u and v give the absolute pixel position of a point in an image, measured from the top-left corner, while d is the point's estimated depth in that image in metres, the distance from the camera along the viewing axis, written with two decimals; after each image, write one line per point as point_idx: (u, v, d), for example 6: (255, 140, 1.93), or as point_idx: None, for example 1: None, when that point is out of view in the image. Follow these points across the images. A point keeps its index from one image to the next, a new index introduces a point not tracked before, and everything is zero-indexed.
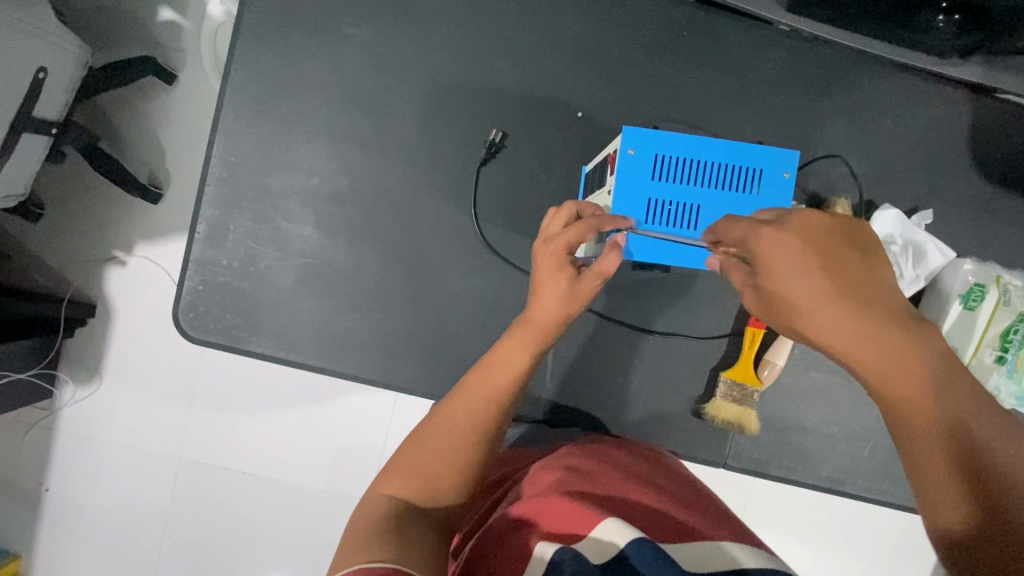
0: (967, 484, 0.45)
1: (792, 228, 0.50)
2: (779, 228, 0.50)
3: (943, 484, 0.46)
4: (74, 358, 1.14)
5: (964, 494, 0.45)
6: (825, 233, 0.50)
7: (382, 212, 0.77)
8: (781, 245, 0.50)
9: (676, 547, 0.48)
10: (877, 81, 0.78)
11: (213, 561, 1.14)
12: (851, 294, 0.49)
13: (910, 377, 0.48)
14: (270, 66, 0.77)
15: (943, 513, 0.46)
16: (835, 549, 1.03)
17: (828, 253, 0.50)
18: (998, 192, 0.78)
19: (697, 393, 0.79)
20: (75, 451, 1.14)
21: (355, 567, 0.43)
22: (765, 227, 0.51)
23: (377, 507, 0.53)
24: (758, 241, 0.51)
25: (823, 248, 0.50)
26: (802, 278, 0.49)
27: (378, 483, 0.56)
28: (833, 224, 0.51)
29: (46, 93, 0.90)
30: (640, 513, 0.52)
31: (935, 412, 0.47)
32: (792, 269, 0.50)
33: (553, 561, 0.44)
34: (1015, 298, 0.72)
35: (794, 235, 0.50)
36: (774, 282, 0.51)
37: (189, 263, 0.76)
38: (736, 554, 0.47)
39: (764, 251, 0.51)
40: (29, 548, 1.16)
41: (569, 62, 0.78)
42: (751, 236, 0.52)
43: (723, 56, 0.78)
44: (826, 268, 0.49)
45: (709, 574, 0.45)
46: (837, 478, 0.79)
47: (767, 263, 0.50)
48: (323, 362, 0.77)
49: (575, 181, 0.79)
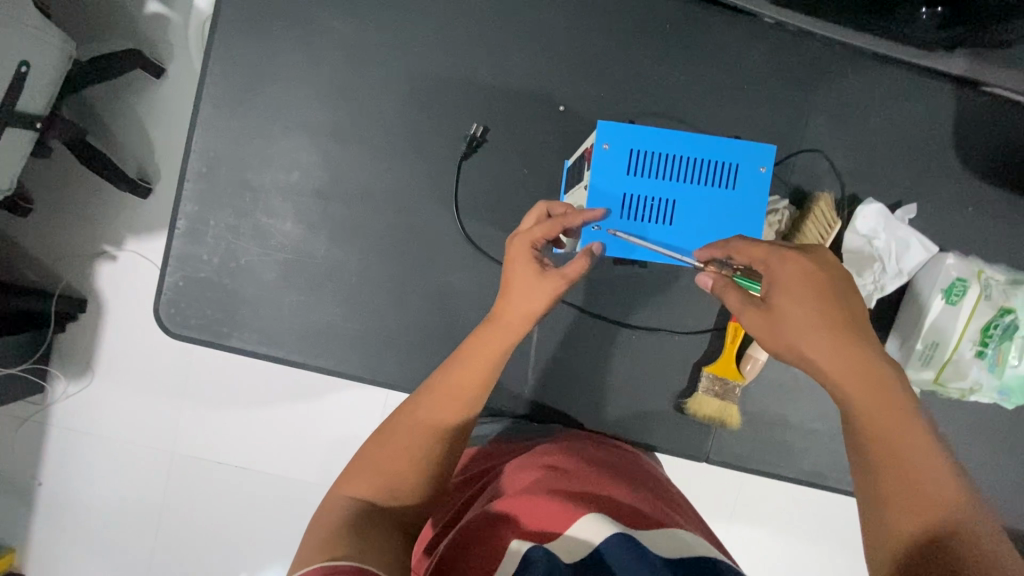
0: (926, 509, 0.46)
1: (812, 258, 0.55)
2: (800, 255, 0.55)
3: (905, 507, 0.47)
4: (64, 354, 1.14)
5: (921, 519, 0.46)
6: (831, 269, 0.55)
7: (364, 207, 0.77)
8: (800, 270, 0.54)
9: (645, 536, 0.48)
10: (862, 74, 0.77)
11: (204, 555, 1.15)
12: (849, 320, 0.53)
13: (882, 400, 0.50)
14: (252, 61, 0.77)
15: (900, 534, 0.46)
16: (822, 542, 1.03)
17: (837, 284, 0.54)
18: (983, 185, 0.78)
19: (680, 387, 0.79)
20: (65, 446, 1.15)
21: (318, 565, 0.43)
22: (789, 251, 0.55)
23: (338, 507, 0.52)
24: (779, 262, 0.54)
25: (830, 280, 0.54)
26: (815, 299, 0.53)
27: (341, 484, 0.55)
28: (836, 264, 0.56)
29: (29, 86, 0.89)
30: (619, 509, 0.52)
31: (901, 439, 0.49)
32: (807, 290, 0.53)
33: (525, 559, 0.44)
34: (996, 292, 0.73)
35: (811, 263, 0.54)
36: (786, 301, 0.53)
37: (170, 259, 0.76)
38: (696, 545, 0.47)
39: (782, 273, 0.54)
40: (22, 542, 1.16)
41: (552, 55, 0.77)
42: (772, 256, 0.55)
43: (706, 49, 0.77)
44: (835, 295, 0.53)
45: (673, 560, 0.45)
46: (819, 472, 0.79)
47: (785, 283, 0.54)
48: (306, 357, 0.77)
49: (556, 175, 0.79)
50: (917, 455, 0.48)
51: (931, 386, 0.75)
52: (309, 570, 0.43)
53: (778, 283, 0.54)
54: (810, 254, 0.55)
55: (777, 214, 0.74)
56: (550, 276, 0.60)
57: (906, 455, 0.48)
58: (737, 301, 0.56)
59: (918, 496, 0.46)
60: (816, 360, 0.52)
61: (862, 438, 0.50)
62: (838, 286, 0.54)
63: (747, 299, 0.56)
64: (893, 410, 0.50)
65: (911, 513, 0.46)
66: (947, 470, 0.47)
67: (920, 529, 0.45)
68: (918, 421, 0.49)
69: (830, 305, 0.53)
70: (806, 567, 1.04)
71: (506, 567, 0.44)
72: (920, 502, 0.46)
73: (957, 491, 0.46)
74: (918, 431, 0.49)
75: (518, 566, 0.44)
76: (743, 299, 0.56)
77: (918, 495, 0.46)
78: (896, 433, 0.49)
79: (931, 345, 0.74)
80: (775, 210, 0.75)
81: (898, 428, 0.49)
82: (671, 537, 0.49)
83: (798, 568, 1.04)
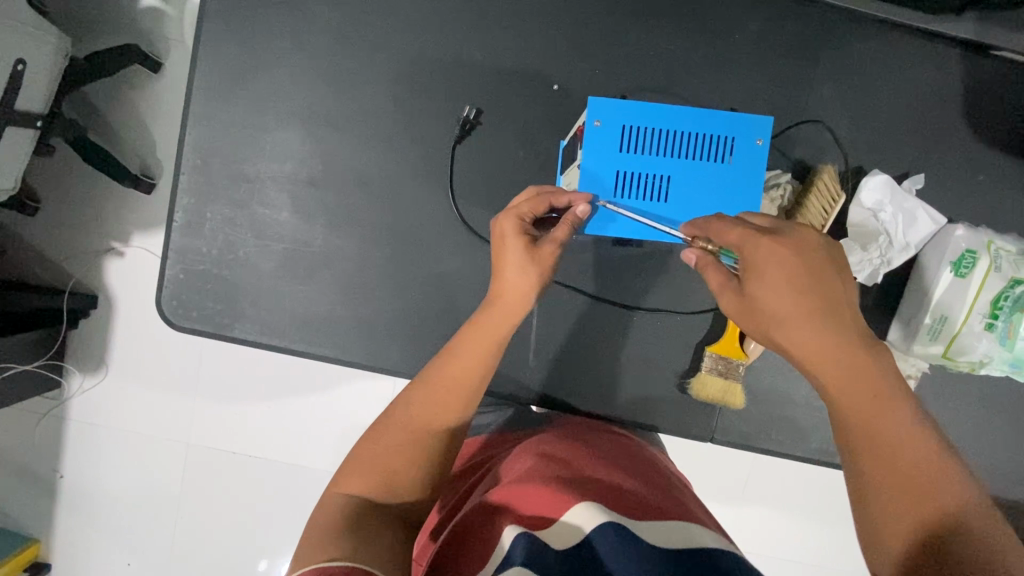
0: (909, 496, 0.46)
1: (787, 242, 0.52)
2: (776, 239, 0.52)
3: (889, 495, 0.47)
4: (78, 349, 1.16)
5: (906, 507, 0.46)
6: (812, 253, 0.52)
7: (360, 195, 0.77)
8: (776, 254, 0.51)
9: (646, 526, 0.47)
10: (867, 41, 0.75)
11: (222, 544, 1.17)
12: (826, 308, 0.50)
13: (862, 389, 0.49)
14: (242, 50, 0.76)
15: (884, 520, 0.47)
16: (830, 523, 1.03)
17: (815, 267, 0.51)
18: (994, 152, 0.75)
19: (682, 368, 0.78)
20: (84, 440, 1.17)
21: (310, 569, 0.44)
22: (763, 236, 0.52)
23: (333, 506, 0.52)
24: (753, 247, 0.52)
25: (809, 264, 0.51)
26: (788, 286, 0.51)
27: (335, 481, 0.55)
28: (819, 245, 0.53)
29: (26, 85, 0.89)
30: (611, 492, 0.52)
31: (882, 425, 0.48)
32: (781, 278, 0.51)
33: (507, 555, 0.44)
34: (1007, 263, 0.71)
35: (788, 247, 0.51)
36: (761, 288, 0.51)
37: (169, 252, 0.76)
38: (705, 538, 0.46)
39: (756, 260, 0.52)
40: (46, 533, 1.19)
41: (544, 32, 0.76)
42: (747, 241, 0.52)
43: (704, 20, 0.75)
44: (811, 280, 0.51)
45: (676, 552, 0.44)
46: (826, 450, 0.78)
47: (758, 269, 0.52)
48: (308, 347, 0.77)
49: (553, 156, 0.77)
50: (903, 444, 0.47)
51: (940, 360, 0.74)
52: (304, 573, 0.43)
53: (752, 270, 0.52)
54: (788, 236, 0.53)
55: (779, 189, 0.73)
56: (543, 248, 0.59)
57: (894, 445, 0.47)
58: (719, 282, 0.55)
59: (902, 485, 0.46)
60: (793, 350, 0.51)
61: (841, 424, 0.50)
62: (817, 270, 0.51)
63: (728, 282, 0.55)
64: (874, 399, 0.49)
65: (900, 503, 0.46)
66: (927, 453, 0.47)
67: (906, 525, 0.46)
68: (899, 409, 0.48)
69: (806, 292, 0.50)
70: (813, 548, 1.04)
71: (496, 558, 0.45)
72: (906, 489, 0.46)
73: (939, 476, 0.46)
74: (899, 420, 0.48)
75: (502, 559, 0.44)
76: (723, 281, 0.55)
77: (907, 486, 0.46)
78: (880, 425, 0.48)
79: (940, 319, 0.72)
80: (777, 184, 0.74)
81: (884, 420, 0.48)
82: (665, 522, 0.48)
83: (805, 549, 1.04)
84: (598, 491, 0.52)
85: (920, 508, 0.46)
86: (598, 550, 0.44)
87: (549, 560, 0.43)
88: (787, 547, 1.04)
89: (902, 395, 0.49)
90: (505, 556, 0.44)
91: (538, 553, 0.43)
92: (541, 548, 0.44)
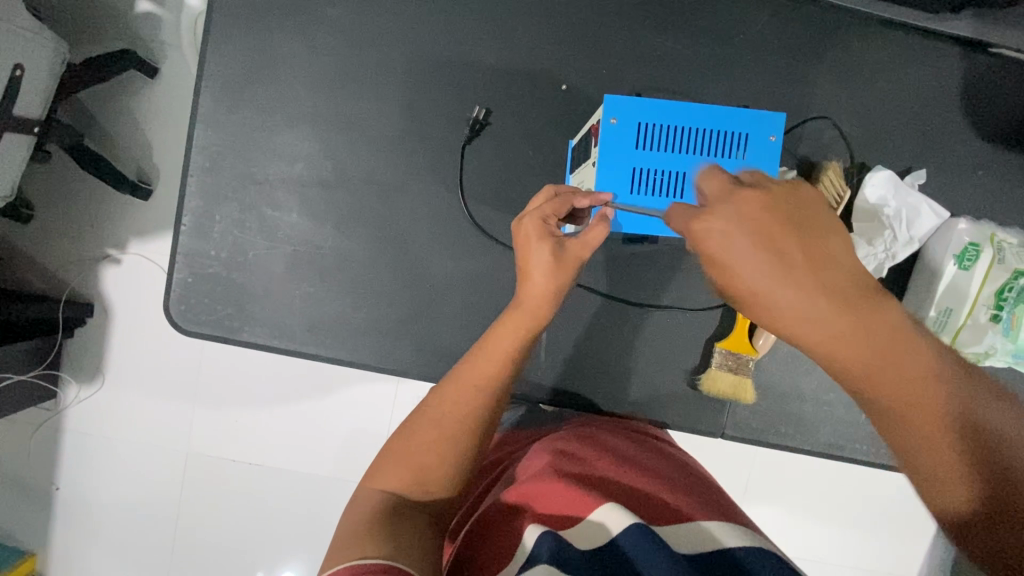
0: (956, 451, 0.41)
1: (734, 220, 0.42)
2: (721, 219, 0.42)
3: (931, 457, 0.42)
4: (74, 358, 1.14)
5: (954, 465, 0.41)
6: (768, 225, 0.41)
7: (370, 195, 0.77)
8: (723, 240, 0.42)
9: (665, 531, 0.48)
10: (868, 39, 0.76)
11: (226, 552, 1.15)
12: (805, 289, 0.40)
13: (872, 357, 0.41)
14: (249, 52, 0.76)
15: (932, 482, 0.43)
16: (835, 517, 1.04)
17: (770, 236, 0.41)
18: (992, 148, 0.77)
19: (693, 365, 0.78)
20: (82, 450, 1.15)
21: (342, 566, 0.44)
22: (702, 223, 0.42)
23: (368, 503, 0.53)
24: (699, 237, 0.43)
25: (769, 242, 0.41)
26: (751, 281, 0.41)
27: (369, 477, 0.56)
28: (774, 208, 0.42)
29: (24, 91, 0.88)
30: (629, 496, 0.52)
31: (904, 389, 0.42)
32: (741, 268, 0.41)
33: (533, 554, 0.44)
34: (1010, 256, 0.72)
35: (736, 225, 0.41)
36: (724, 281, 0.43)
37: (177, 256, 0.75)
38: (725, 535, 0.47)
39: (708, 250, 0.43)
40: (44, 546, 1.17)
41: (550, 32, 0.76)
42: (691, 230, 0.43)
43: (709, 20, 0.76)
44: (778, 260, 0.41)
45: (697, 556, 0.45)
46: (835, 444, 0.79)
47: (713, 262, 0.43)
48: (318, 350, 0.77)
49: (562, 155, 0.78)
50: (923, 400, 0.41)
51: None
52: (338, 570, 0.44)
53: (707, 260, 0.43)
54: (732, 210, 0.42)
55: None
56: (568, 250, 0.59)
57: (914, 405, 0.41)
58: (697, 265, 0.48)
59: (940, 441, 0.42)
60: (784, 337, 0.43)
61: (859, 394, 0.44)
62: (773, 240, 0.41)
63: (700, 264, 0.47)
64: (890, 363, 0.41)
65: (945, 462, 0.42)
66: (956, 395, 0.41)
67: (956, 484, 0.41)
68: (920, 360, 0.42)
69: (773, 283, 0.41)
70: (819, 543, 1.05)
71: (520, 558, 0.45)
72: (947, 444, 0.41)
73: (977, 418, 0.41)
74: (920, 373, 0.41)
75: (528, 559, 0.44)
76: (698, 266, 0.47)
77: (946, 442, 0.41)
78: (893, 387, 0.42)
79: (945, 311, 0.73)
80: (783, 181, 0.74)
81: (898, 379, 0.41)
82: (692, 526, 0.48)
83: (812, 544, 1.05)
84: (616, 494, 0.52)
85: (967, 460, 0.41)
86: (625, 547, 0.44)
87: (578, 559, 0.43)
88: (794, 543, 1.05)
89: (916, 337, 0.42)
90: (532, 553, 0.44)
91: (567, 551, 0.44)
92: (568, 547, 0.44)
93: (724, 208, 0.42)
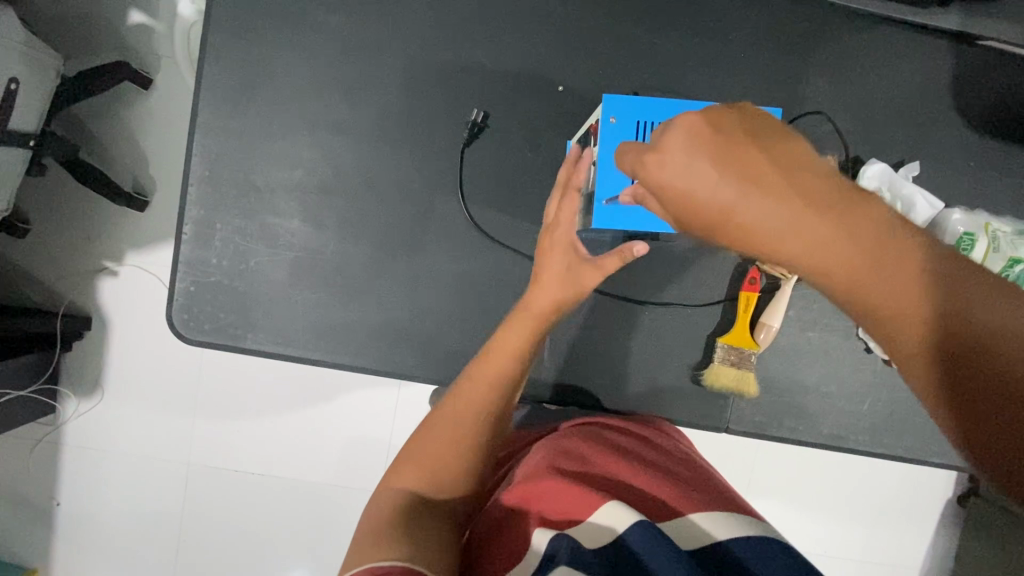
0: (951, 360, 0.37)
1: (674, 142, 0.40)
2: (664, 147, 0.40)
3: (930, 370, 0.38)
4: (73, 371, 1.13)
5: (953, 374, 0.37)
6: (716, 144, 0.39)
7: (371, 199, 0.77)
8: (667, 168, 0.40)
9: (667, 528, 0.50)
10: (859, 34, 0.77)
11: (230, 562, 1.15)
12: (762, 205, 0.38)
13: (843, 264, 0.39)
14: (246, 60, 0.76)
15: (935, 398, 0.39)
16: (839, 508, 1.05)
17: (727, 155, 0.38)
18: (983, 138, 0.78)
19: (695, 360, 0.79)
20: (82, 464, 1.14)
21: (366, 569, 0.45)
22: (648, 153, 0.41)
23: (386, 502, 0.53)
24: (647, 169, 0.42)
25: (717, 161, 0.39)
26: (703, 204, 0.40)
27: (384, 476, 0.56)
28: (721, 126, 0.39)
29: (19, 105, 0.87)
30: (629, 493, 0.53)
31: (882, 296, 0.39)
32: (692, 193, 0.40)
33: (548, 554, 0.45)
34: (1005, 244, 0.73)
35: (680, 150, 0.39)
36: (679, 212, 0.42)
37: (179, 265, 0.75)
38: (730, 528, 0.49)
39: (658, 181, 0.41)
40: (46, 562, 1.16)
41: (545, 34, 0.77)
42: (639, 164, 0.42)
43: (701, 19, 0.77)
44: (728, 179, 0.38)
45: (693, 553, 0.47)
46: (838, 435, 0.80)
47: (665, 192, 0.41)
48: (322, 355, 0.77)
49: (561, 156, 0.78)
50: (915, 303, 0.38)
51: None
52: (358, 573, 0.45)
53: (660, 191, 0.42)
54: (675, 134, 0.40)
55: None
56: (585, 268, 0.62)
57: (905, 309, 0.38)
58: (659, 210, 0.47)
59: (937, 348, 0.38)
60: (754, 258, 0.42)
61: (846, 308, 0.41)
62: (731, 158, 0.38)
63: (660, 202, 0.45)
64: (863, 269, 0.39)
65: (944, 373, 0.38)
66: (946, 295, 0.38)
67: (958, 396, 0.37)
68: (900, 263, 0.38)
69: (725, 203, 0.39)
70: (824, 535, 1.05)
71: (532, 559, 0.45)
72: (944, 351, 0.38)
73: (978, 321, 0.37)
74: (900, 275, 0.38)
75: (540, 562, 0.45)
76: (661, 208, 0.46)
77: (944, 348, 0.38)
78: (877, 295, 0.39)
79: None
80: None
81: (877, 282, 0.39)
82: (693, 522, 0.50)
83: (817, 536, 1.05)
84: (617, 492, 0.53)
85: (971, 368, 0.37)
86: (635, 548, 0.45)
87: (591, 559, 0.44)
88: (799, 536, 1.05)
89: (893, 238, 0.39)
90: (546, 555, 0.45)
91: (579, 552, 0.44)
92: (578, 548, 0.45)
93: (674, 134, 0.40)
